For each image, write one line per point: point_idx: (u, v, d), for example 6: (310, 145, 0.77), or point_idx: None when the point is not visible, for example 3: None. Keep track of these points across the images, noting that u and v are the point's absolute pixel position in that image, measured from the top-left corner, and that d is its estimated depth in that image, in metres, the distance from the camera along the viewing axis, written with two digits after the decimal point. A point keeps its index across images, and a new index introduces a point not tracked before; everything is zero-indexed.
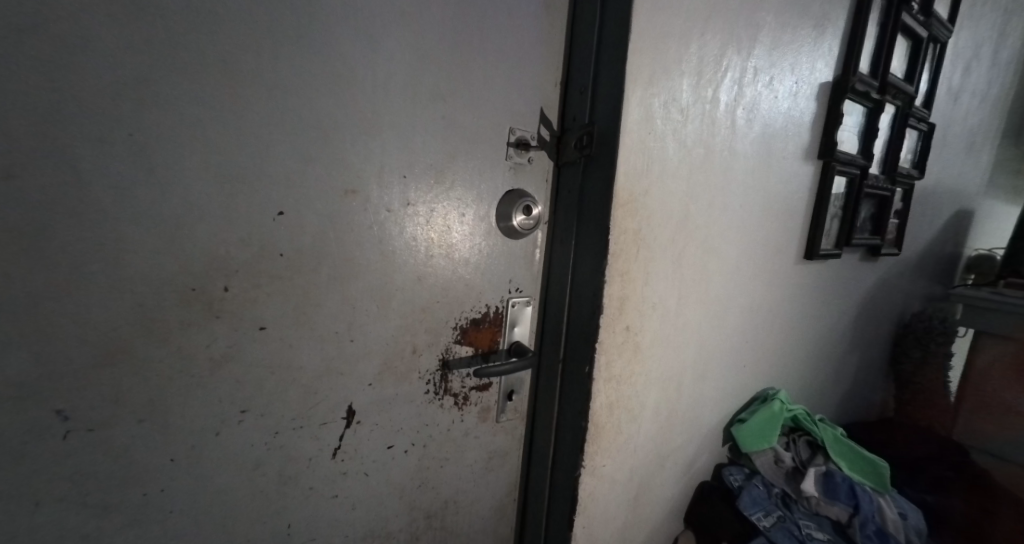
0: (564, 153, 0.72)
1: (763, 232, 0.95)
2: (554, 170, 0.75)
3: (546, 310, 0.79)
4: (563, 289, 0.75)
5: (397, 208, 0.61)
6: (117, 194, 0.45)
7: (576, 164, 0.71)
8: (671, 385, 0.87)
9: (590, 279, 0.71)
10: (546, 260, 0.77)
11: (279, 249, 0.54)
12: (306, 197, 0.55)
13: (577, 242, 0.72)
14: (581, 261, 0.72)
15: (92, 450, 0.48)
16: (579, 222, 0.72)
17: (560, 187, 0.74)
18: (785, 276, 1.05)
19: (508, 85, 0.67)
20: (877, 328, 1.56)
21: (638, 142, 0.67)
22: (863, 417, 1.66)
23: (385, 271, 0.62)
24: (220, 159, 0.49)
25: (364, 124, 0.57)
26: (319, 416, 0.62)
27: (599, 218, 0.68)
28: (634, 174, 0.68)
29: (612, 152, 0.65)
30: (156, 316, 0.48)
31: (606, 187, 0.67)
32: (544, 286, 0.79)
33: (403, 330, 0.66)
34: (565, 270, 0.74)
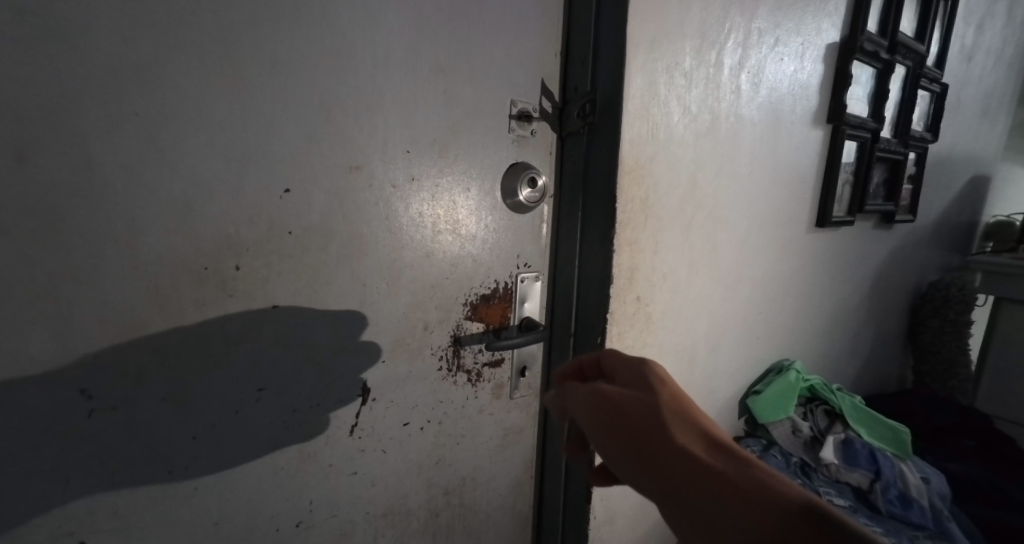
0: (567, 123, 0.71)
1: (774, 200, 0.93)
2: (558, 142, 0.74)
3: (555, 284, 0.79)
4: (572, 262, 0.75)
5: (401, 184, 0.61)
6: (129, 175, 0.45)
7: (580, 135, 0.70)
8: (684, 358, 0.87)
9: (598, 251, 0.70)
10: (553, 233, 0.77)
11: (288, 227, 0.55)
12: (312, 176, 0.55)
13: (584, 214, 0.72)
14: (588, 233, 0.72)
15: (117, 428, 0.49)
16: (584, 193, 0.71)
17: (563, 160, 0.74)
18: (797, 245, 1.04)
19: (508, 56, 0.66)
20: (894, 298, 1.54)
21: (642, 108, 0.66)
22: (881, 389, 1.64)
23: (394, 248, 0.63)
24: (225, 138, 0.49)
25: (366, 100, 0.57)
26: (336, 393, 0.63)
27: (605, 187, 0.68)
28: (639, 141, 0.67)
29: (616, 119, 0.65)
30: (171, 296, 0.49)
31: (611, 155, 0.66)
32: (552, 261, 0.78)
33: (414, 307, 0.67)
34: (572, 243, 0.74)
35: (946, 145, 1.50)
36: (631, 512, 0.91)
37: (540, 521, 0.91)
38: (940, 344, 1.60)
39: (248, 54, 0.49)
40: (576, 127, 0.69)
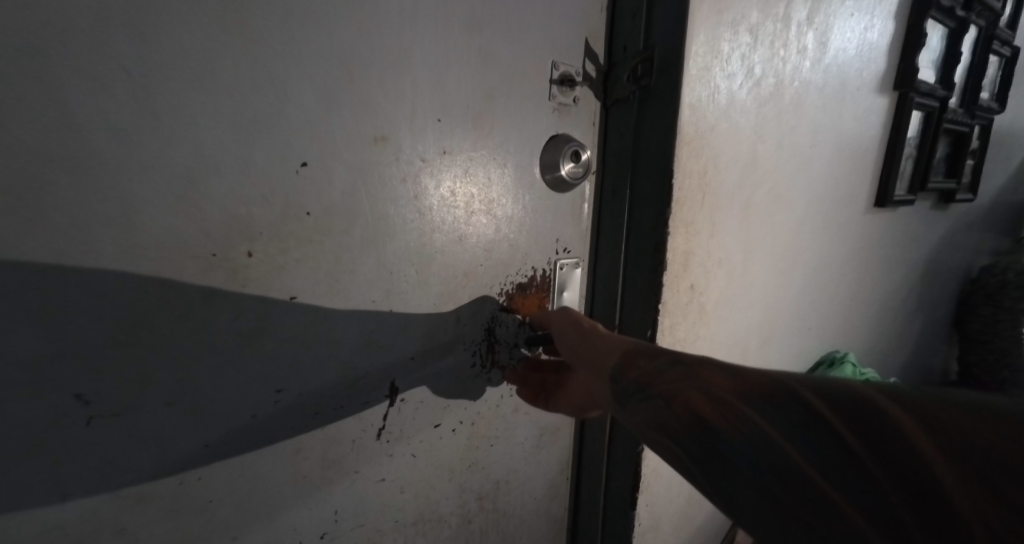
0: (614, 89, 0.64)
1: (834, 177, 0.84)
2: (602, 111, 0.67)
3: (596, 271, 0.72)
4: (617, 246, 0.67)
5: (432, 158, 0.54)
6: (121, 143, 0.38)
7: (630, 101, 0.62)
8: (735, 352, 0.79)
9: (650, 233, 0.63)
10: (595, 214, 0.70)
11: (306, 207, 0.48)
12: (332, 147, 0.48)
13: (634, 191, 0.64)
14: (638, 213, 0.64)
15: (121, 437, 0.43)
16: (634, 168, 0.63)
17: (609, 131, 0.66)
18: (855, 227, 0.95)
19: (550, 10, 0.58)
20: (944, 284, 1.44)
21: (703, 69, 0.58)
22: (925, 380, 1.55)
23: (423, 231, 0.56)
24: (233, 101, 0.42)
25: (392, 59, 0.49)
26: (361, 394, 0.56)
27: (660, 161, 0.60)
28: (699, 107, 0.59)
29: (675, 81, 0.57)
30: (177, 287, 0.43)
31: (668, 123, 0.58)
32: (594, 246, 0.71)
33: (445, 298, 0.60)
34: (619, 224, 0.66)
35: (1008, 117, 1.38)
36: (675, 515, 0.84)
37: (576, 525, 0.85)
38: (993, 332, 1.47)
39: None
40: (626, 91, 0.61)
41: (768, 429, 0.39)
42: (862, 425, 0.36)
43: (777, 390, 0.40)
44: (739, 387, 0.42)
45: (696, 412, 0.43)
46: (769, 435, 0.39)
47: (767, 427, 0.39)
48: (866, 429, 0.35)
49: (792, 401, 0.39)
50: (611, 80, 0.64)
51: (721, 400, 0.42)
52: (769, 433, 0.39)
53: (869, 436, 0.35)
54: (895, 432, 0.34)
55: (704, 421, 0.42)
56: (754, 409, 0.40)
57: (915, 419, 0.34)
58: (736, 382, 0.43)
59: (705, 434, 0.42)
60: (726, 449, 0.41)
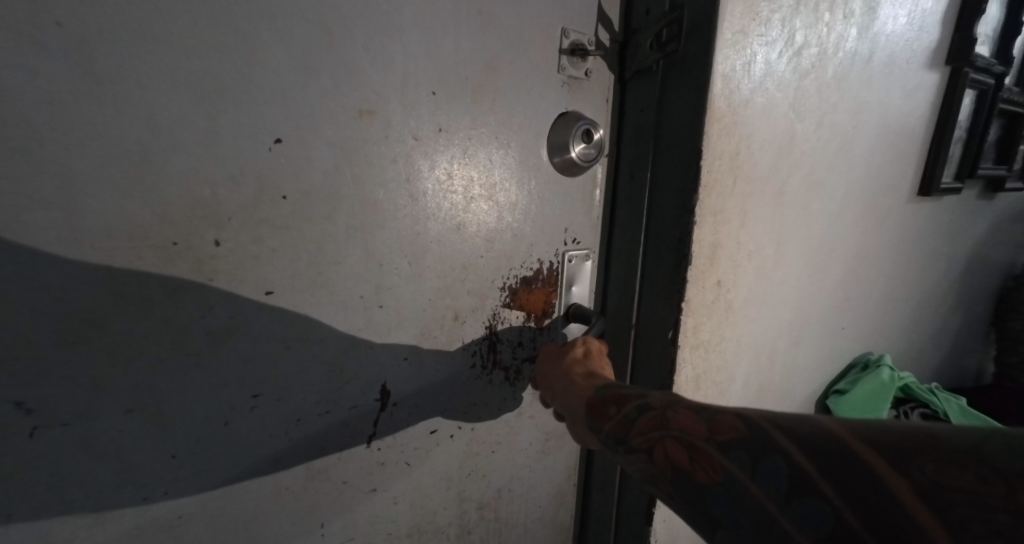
0: (633, 60, 0.57)
1: (872, 163, 0.77)
2: (620, 87, 0.60)
3: (610, 264, 0.65)
4: (635, 236, 0.61)
5: (427, 135, 0.48)
6: (58, 113, 0.33)
7: (652, 73, 0.55)
8: (763, 353, 0.72)
9: (674, 221, 0.56)
10: (610, 201, 0.64)
11: (281, 189, 0.42)
12: (309, 120, 0.42)
13: (655, 175, 0.58)
14: (659, 199, 0.58)
15: (73, 449, 0.38)
16: (655, 148, 0.57)
17: (628, 108, 0.60)
18: (894, 218, 0.87)
19: None
20: (984, 281, 1.34)
21: (738, 34, 0.51)
22: (959, 383, 1.46)
23: (417, 218, 0.50)
24: (190, 65, 0.37)
25: (379, 21, 0.43)
26: (348, 399, 0.51)
27: (687, 139, 0.53)
28: (732, 78, 0.52)
29: (705, 47, 0.50)
30: (132, 280, 0.38)
31: (697, 95, 0.51)
32: (609, 235, 0.65)
33: (442, 293, 0.54)
34: (637, 212, 0.60)
35: None
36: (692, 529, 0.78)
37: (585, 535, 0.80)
38: None
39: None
40: (648, 61, 0.55)
41: (749, 482, 0.30)
42: (842, 477, 0.27)
43: (748, 433, 0.32)
44: (714, 431, 0.34)
45: (675, 464, 0.35)
46: (753, 494, 0.30)
47: (749, 482, 0.30)
48: (846, 483, 0.27)
49: (766, 449, 0.30)
50: (630, 50, 0.58)
51: (692, 457, 0.34)
52: (752, 492, 0.30)
53: (851, 492, 0.26)
54: (881, 486, 0.26)
55: (685, 475, 0.34)
56: (731, 459, 0.32)
57: (893, 467, 0.26)
58: (709, 423, 0.34)
59: (687, 496, 0.34)
60: (711, 507, 0.32)
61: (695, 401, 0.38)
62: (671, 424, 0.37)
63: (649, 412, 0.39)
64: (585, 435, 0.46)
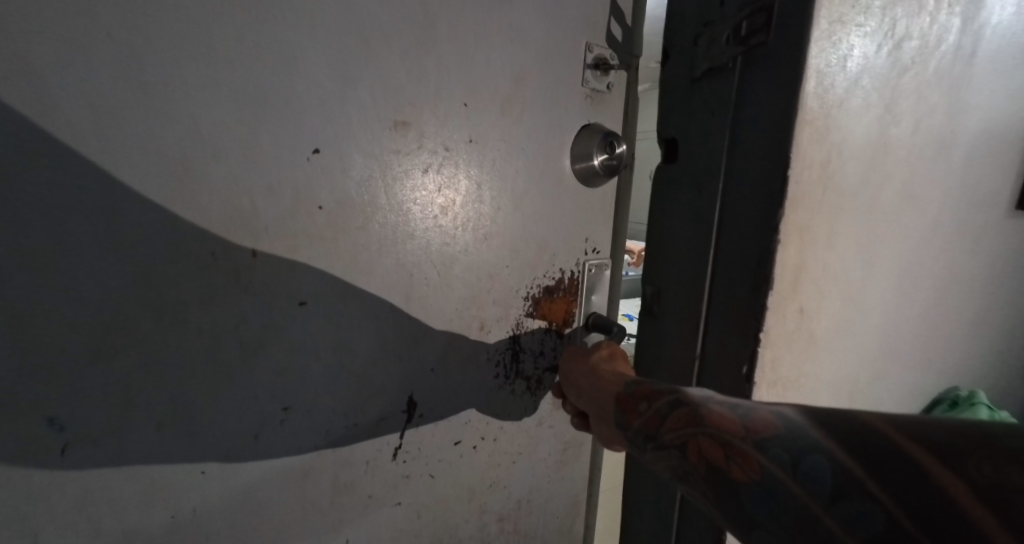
0: (702, 57, 0.51)
1: (946, 172, 0.63)
2: (684, 88, 0.55)
3: (664, 282, 0.58)
4: (702, 250, 0.52)
5: (456, 146, 0.49)
6: (102, 122, 0.33)
7: (728, 68, 0.49)
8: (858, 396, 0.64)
9: (749, 233, 0.47)
10: (667, 209, 0.57)
11: (318, 199, 0.42)
12: (348, 130, 0.42)
13: (728, 177, 0.49)
14: (734, 207, 0.49)
15: (103, 467, 0.37)
16: (730, 147, 0.49)
17: (697, 111, 0.53)
18: (987, 236, 0.76)
19: None
20: None
21: (837, 22, 0.42)
22: None
23: (446, 228, 0.50)
24: (233, 74, 0.37)
25: (418, 35, 0.44)
26: (376, 411, 0.50)
27: (770, 136, 0.44)
28: (828, 75, 0.43)
29: (801, 34, 0.41)
30: (168, 291, 0.37)
31: (790, 85, 0.42)
32: (665, 250, 0.58)
33: (469, 303, 0.54)
34: (705, 222, 0.52)
35: None
36: None
37: None
38: None
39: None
40: (725, 55, 0.48)
41: (791, 484, 0.31)
42: (891, 476, 0.28)
43: (790, 434, 0.32)
44: (750, 428, 0.34)
45: (711, 460, 0.35)
46: (795, 493, 0.31)
47: (791, 482, 0.31)
48: (894, 480, 0.28)
49: (810, 449, 0.31)
50: (700, 48, 0.52)
51: (732, 454, 0.34)
52: (794, 492, 0.31)
53: (903, 492, 0.27)
54: (931, 487, 0.27)
55: (720, 471, 0.35)
56: (770, 457, 0.32)
57: (948, 466, 0.27)
58: (746, 423, 0.35)
59: (727, 493, 0.34)
60: (752, 508, 0.33)
61: (726, 398, 0.38)
62: (705, 421, 0.37)
63: (681, 409, 0.39)
64: (614, 431, 0.47)
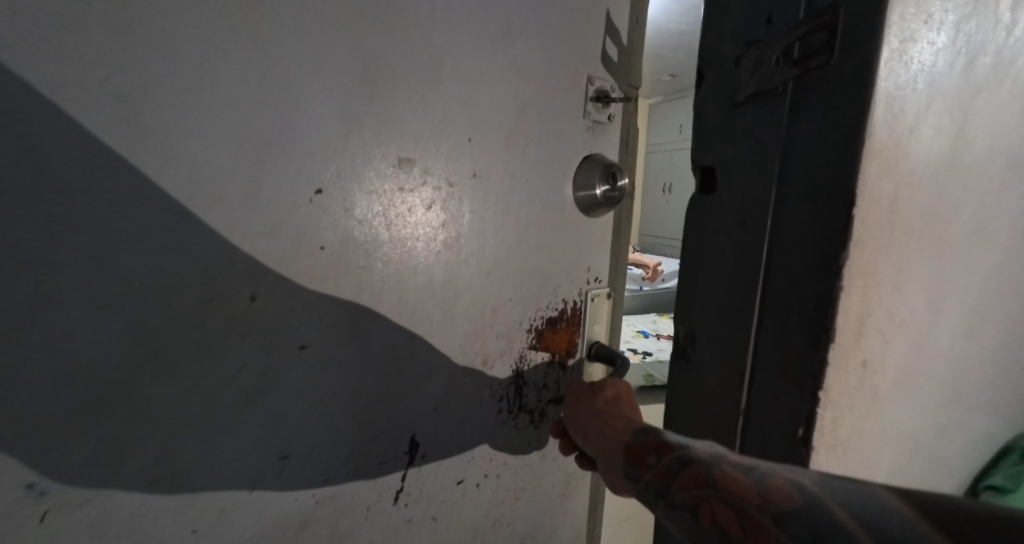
0: (746, 78, 0.38)
1: None
2: (723, 114, 0.41)
3: (702, 359, 0.42)
4: (740, 323, 0.38)
5: (460, 181, 0.48)
6: (95, 169, 0.31)
7: (777, 95, 0.35)
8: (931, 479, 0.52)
9: (796, 299, 0.34)
10: (706, 258, 0.42)
11: (320, 239, 0.41)
12: (352, 169, 0.41)
13: (779, 222, 0.36)
14: (783, 268, 0.35)
15: (85, 532, 0.34)
16: (778, 186, 0.36)
17: (743, 148, 0.39)
18: None
19: (582, 24, 0.54)
20: None
21: (908, 41, 0.30)
22: None
23: (450, 263, 0.49)
24: (234, 117, 0.35)
25: (423, 71, 0.44)
26: (377, 454, 0.48)
27: (816, 166, 0.33)
28: (898, 107, 0.31)
29: (869, 54, 0.30)
30: (161, 342, 0.35)
31: (848, 105, 0.31)
32: (705, 315, 0.42)
33: (472, 338, 0.53)
34: (749, 284, 0.38)
35: None
36: None
37: None
38: None
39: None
40: (773, 79, 0.35)
41: None
42: None
43: (810, 507, 0.29)
44: (767, 498, 0.31)
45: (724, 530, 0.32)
46: None
47: None
48: None
49: (829, 528, 0.28)
50: (744, 69, 0.38)
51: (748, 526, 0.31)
52: None
53: None
54: None
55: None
56: (789, 533, 0.29)
57: None
58: (762, 490, 0.31)
59: None
60: None
61: (741, 460, 0.34)
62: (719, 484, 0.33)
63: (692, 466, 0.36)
64: (613, 478, 0.43)
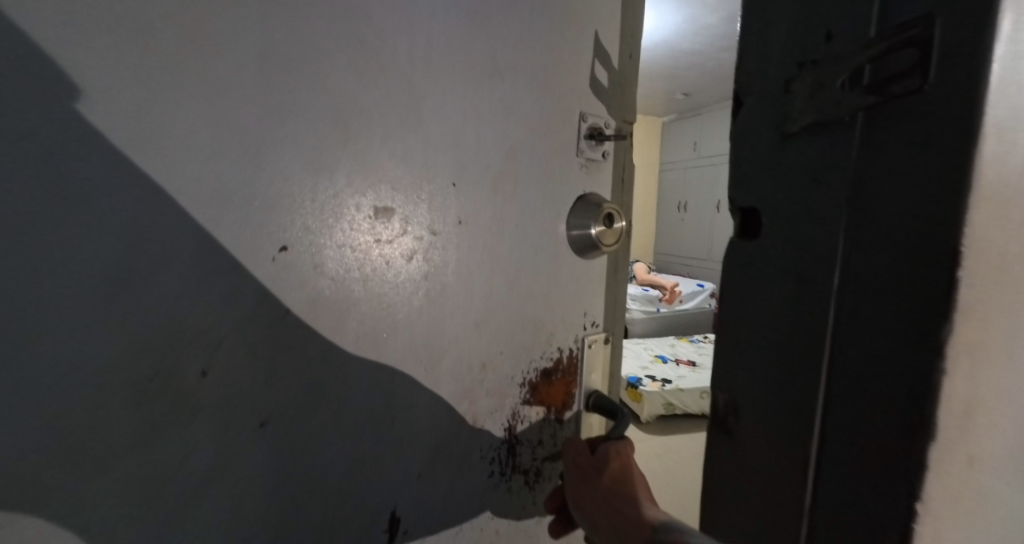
0: (798, 106, 0.25)
1: None
2: (761, 152, 0.27)
3: (738, 462, 0.29)
4: (795, 426, 0.26)
5: (444, 229, 0.45)
6: (12, 236, 0.26)
7: (846, 129, 0.23)
8: None
9: (880, 407, 0.22)
10: (742, 330, 0.29)
11: (285, 301, 0.36)
12: (323, 223, 0.37)
13: (852, 289, 0.23)
14: (861, 354, 0.22)
15: None
16: (850, 239, 0.23)
17: (781, 192, 0.26)
18: None
19: (570, 63, 0.53)
20: None
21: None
22: None
23: (434, 318, 0.45)
24: (186, 171, 0.31)
25: (403, 115, 0.41)
26: (352, 536, 0.43)
27: (902, 220, 0.21)
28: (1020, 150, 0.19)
29: (974, 69, 0.18)
30: (91, 433, 0.29)
31: (956, 137, 0.19)
32: (740, 408, 0.29)
33: (459, 398, 0.48)
34: (810, 378, 0.25)
35: None
36: None
37: None
38: None
39: (217, 34, 0.31)
40: (837, 109, 0.23)
41: None
42: None
43: None
44: None
45: None
46: None
47: None
48: None
49: None
50: (794, 97, 0.25)
51: None
52: None
53: None
54: None
55: None
56: None
57: None
58: None
59: None
60: None
61: None
62: None
63: None
64: None
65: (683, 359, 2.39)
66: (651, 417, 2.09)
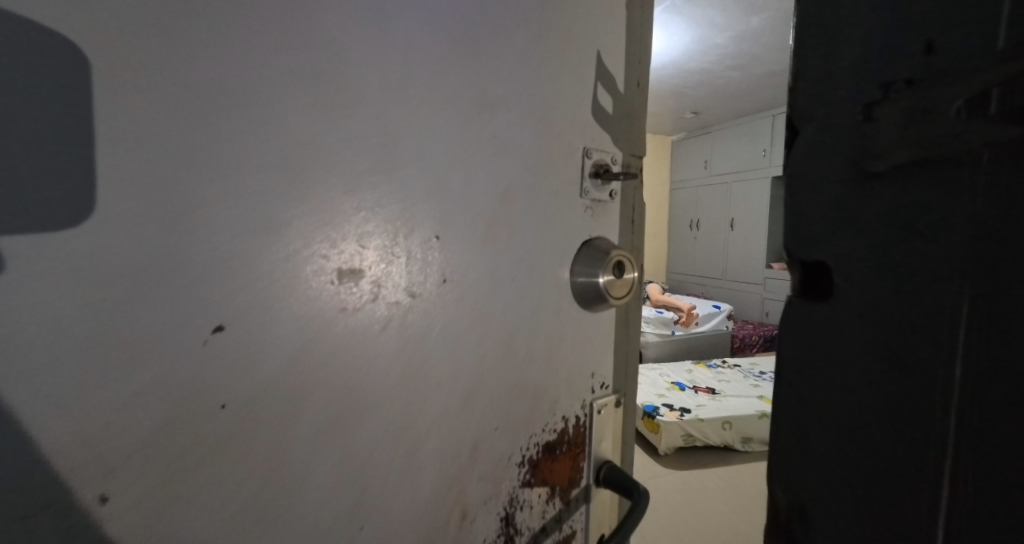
0: (888, 139, 0.22)
1: None
2: (840, 189, 0.24)
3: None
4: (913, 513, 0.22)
5: (426, 289, 0.38)
6: None
7: (964, 166, 0.20)
8: None
9: None
10: (818, 391, 0.26)
11: (221, 395, 0.29)
12: (274, 295, 0.30)
13: (980, 346, 0.20)
14: (1002, 417, 0.19)
15: None
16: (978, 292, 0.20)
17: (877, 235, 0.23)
18: None
19: (571, 96, 0.48)
20: None
21: None
22: None
23: (415, 395, 0.38)
24: (81, 242, 0.24)
25: (377, 160, 0.34)
26: None
27: None
28: None
29: None
30: None
31: None
32: (829, 483, 0.25)
33: (445, 487, 0.41)
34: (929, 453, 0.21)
35: None
36: None
37: None
38: None
39: (124, 67, 0.24)
40: (954, 142, 0.20)
41: None
42: None
43: None
44: None
45: None
46: None
47: None
48: None
49: None
50: (884, 125, 0.22)
51: None
52: None
53: None
54: None
55: None
56: None
57: None
58: None
59: None
60: None
61: None
62: None
63: None
64: None
65: (700, 387, 2.28)
66: (669, 448, 1.98)
